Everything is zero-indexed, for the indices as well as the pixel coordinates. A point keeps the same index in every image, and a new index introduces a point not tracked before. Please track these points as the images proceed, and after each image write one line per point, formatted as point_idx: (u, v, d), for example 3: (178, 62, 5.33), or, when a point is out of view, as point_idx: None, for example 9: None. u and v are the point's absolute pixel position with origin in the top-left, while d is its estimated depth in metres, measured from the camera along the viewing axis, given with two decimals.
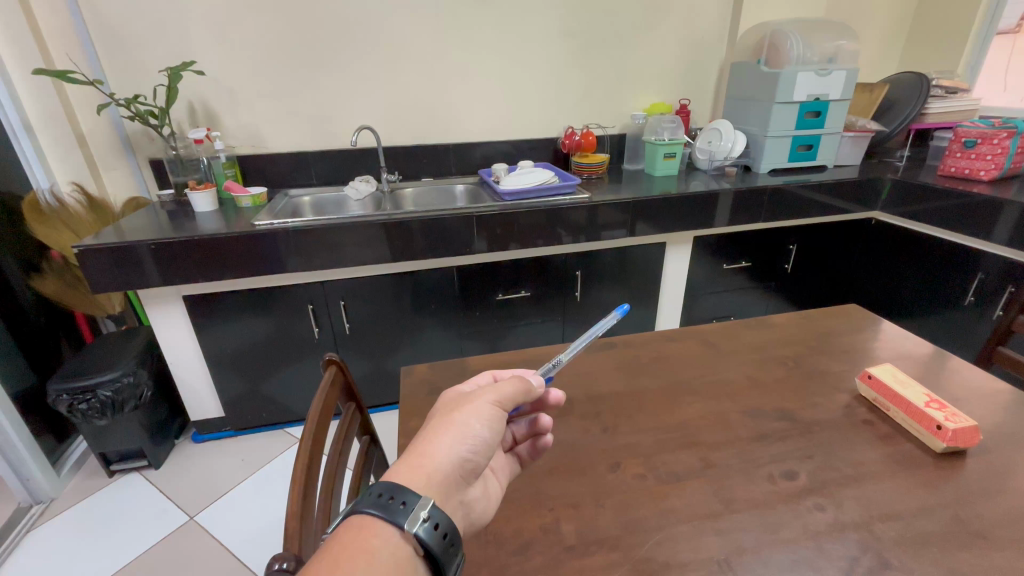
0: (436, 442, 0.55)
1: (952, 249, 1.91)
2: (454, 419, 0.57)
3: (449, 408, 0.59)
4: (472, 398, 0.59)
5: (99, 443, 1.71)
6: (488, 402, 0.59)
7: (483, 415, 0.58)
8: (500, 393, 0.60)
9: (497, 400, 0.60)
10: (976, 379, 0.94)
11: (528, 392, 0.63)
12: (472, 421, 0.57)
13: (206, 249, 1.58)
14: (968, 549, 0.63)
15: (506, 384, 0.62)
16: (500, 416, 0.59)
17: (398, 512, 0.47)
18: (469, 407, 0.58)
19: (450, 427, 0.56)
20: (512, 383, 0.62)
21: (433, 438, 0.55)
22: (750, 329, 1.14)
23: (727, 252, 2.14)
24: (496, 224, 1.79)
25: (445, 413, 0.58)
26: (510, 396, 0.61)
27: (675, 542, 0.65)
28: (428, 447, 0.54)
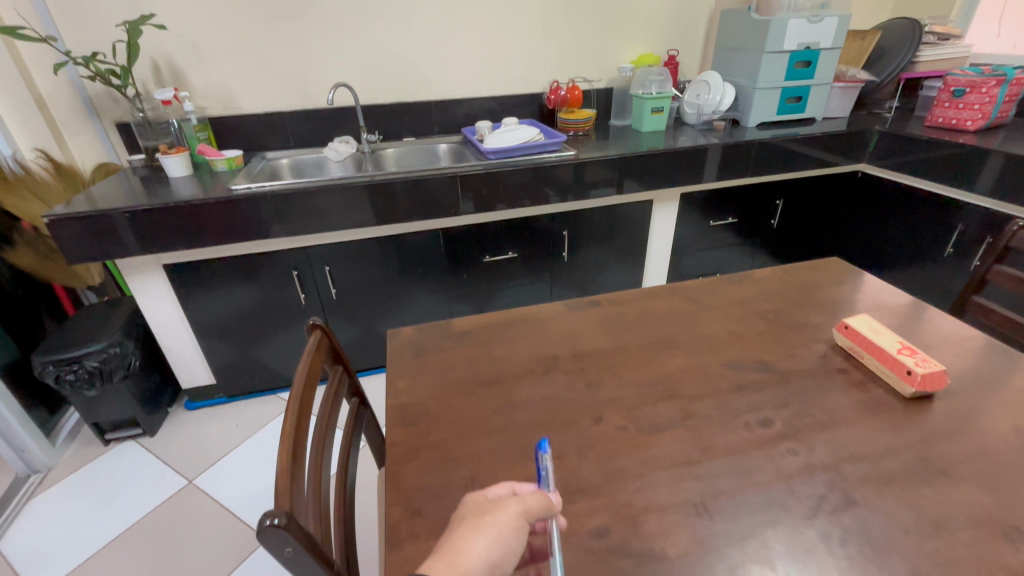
0: (469, 540, 0.52)
1: (935, 201, 1.93)
2: (486, 521, 0.54)
3: (479, 507, 0.56)
4: (501, 502, 0.56)
5: (93, 413, 1.71)
6: (518, 511, 0.56)
7: (513, 522, 0.55)
8: (528, 503, 0.57)
9: (524, 510, 0.56)
10: (948, 327, 0.97)
11: (553, 507, 0.59)
12: (503, 527, 0.54)
13: (183, 215, 1.53)
14: (930, 486, 0.66)
15: (535, 495, 0.58)
16: (525, 528, 0.55)
17: None
18: (500, 515, 0.55)
19: (485, 529, 0.53)
20: (539, 494, 0.58)
21: (468, 535, 0.52)
22: (732, 284, 1.16)
23: (714, 209, 2.13)
24: (482, 186, 1.76)
25: (476, 512, 0.56)
26: (539, 509, 0.57)
27: (655, 488, 0.68)
28: (463, 545, 0.51)
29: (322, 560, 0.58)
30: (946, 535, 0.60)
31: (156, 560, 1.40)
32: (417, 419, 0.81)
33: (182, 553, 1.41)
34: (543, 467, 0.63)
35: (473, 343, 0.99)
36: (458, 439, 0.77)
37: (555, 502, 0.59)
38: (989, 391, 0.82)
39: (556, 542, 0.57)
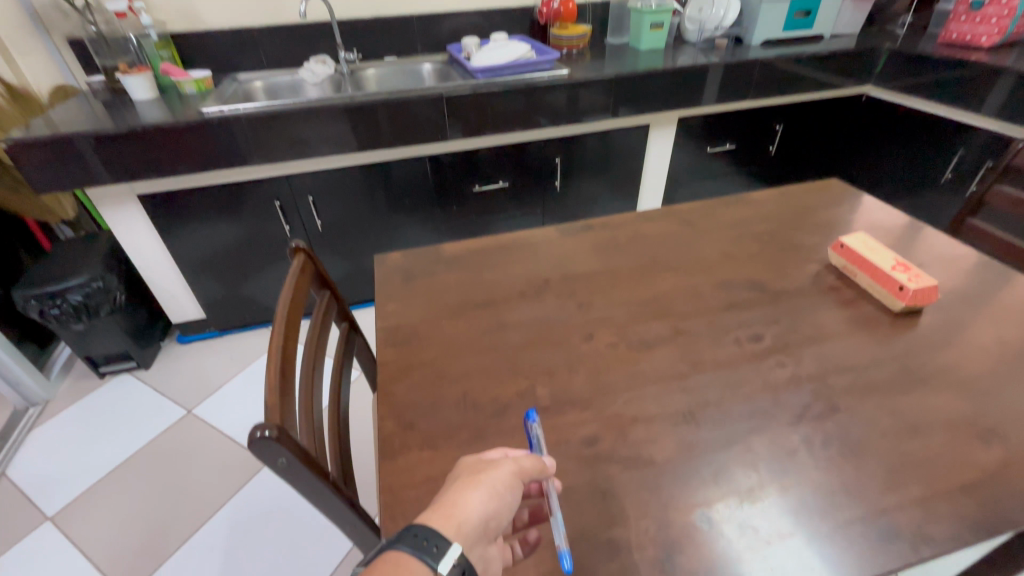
0: (464, 493, 0.48)
1: (940, 124, 1.86)
2: (480, 477, 0.49)
3: (472, 465, 0.51)
4: (494, 461, 0.51)
5: (84, 347, 1.70)
6: (512, 470, 0.51)
7: (506, 480, 0.50)
8: (522, 463, 0.52)
9: (518, 469, 0.51)
10: (943, 246, 0.96)
11: (546, 470, 0.54)
12: (499, 484, 0.49)
13: (152, 141, 1.44)
14: (911, 393, 0.68)
15: (529, 456, 0.53)
16: (520, 489, 0.50)
17: (428, 553, 0.42)
18: (494, 471, 0.50)
19: (480, 484, 0.48)
20: (532, 456, 0.54)
21: (461, 490, 0.48)
22: (729, 206, 1.13)
23: (712, 135, 2.05)
24: (470, 109, 1.66)
25: (470, 469, 0.51)
26: (532, 470, 0.52)
27: (644, 400, 0.69)
28: (457, 497, 0.47)
29: (317, 471, 0.59)
30: (923, 438, 0.63)
31: (162, 484, 1.44)
32: (408, 340, 0.80)
33: (187, 478, 1.46)
34: (532, 435, 0.59)
35: (463, 267, 0.96)
36: (449, 358, 0.76)
37: (550, 465, 0.55)
38: (977, 306, 0.82)
39: (552, 504, 0.54)
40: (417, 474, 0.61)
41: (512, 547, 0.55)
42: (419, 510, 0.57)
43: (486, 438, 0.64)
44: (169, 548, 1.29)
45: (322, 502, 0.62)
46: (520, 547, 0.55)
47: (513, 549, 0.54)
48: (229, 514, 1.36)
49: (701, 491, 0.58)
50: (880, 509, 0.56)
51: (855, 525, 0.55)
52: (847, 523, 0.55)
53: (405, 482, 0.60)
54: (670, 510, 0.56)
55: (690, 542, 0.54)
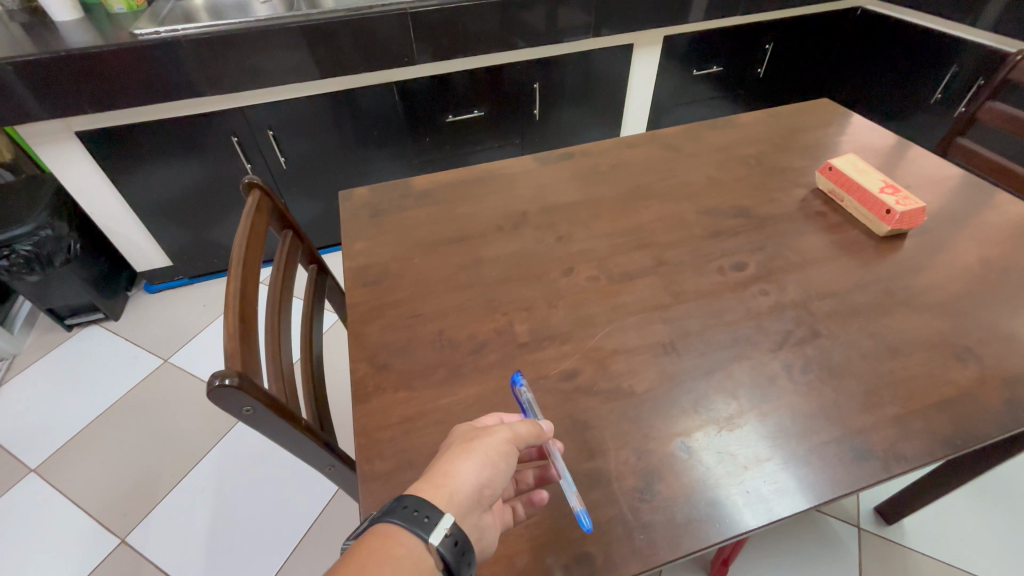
0: (455, 462, 0.45)
1: (935, 39, 1.77)
2: (472, 445, 0.46)
3: (466, 432, 0.49)
4: (489, 427, 0.48)
5: (43, 299, 1.61)
6: (507, 437, 0.48)
7: (500, 449, 0.47)
8: (517, 429, 0.48)
9: (514, 436, 0.48)
10: (932, 166, 0.93)
11: (544, 435, 0.51)
12: (491, 453, 0.46)
13: (82, 69, 1.28)
14: (891, 315, 0.68)
15: (526, 421, 0.50)
16: (515, 456, 0.48)
17: (418, 524, 0.41)
18: (488, 438, 0.47)
19: (471, 453, 0.46)
20: (529, 421, 0.50)
21: (453, 460, 0.45)
22: (715, 129, 1.07)
23: (699, 55, 1.92)
24: (439, 29, 1.51)
25: (463, 436, 0.48)
26: (529, 436, 0.49)
27: (624, 332, 0.67)
28: (448, 466, 0.45)
29: (287, 417, 0.57)
30: (901, 358, 0.63)
31: (145, 433, 1.43)
32: (379, 279, 0.76)
33: (171, 425, 1.45)
34: (523, 400, 0.55)
35: (435, 202, 0.90)
36: (423, 297, 0.73)
37: (548, 428, 0.52)
38: (961, 226, 0.81)
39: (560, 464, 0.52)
40: (392, 415, 0.59)
41: (513, 508, 0.51)
42: (395, 450, 0.56)
43: (463, 376, 0.62)
44: (159, 493, 1.29)
45: (296, 446, 0.60)
46: (524, 507, 0.51)
47: (517, 510, 0.51)
48: (217, 458, 1.36)
49: (681, 421, 0.58)
50: (856, 430, 0.56)
51: (830, 446, 0.55)
52: (822, 445, 0.55)
53: (380, 423, 0.58)
54: (650, 440, 0.56)
55: (669, 470, 0.54)
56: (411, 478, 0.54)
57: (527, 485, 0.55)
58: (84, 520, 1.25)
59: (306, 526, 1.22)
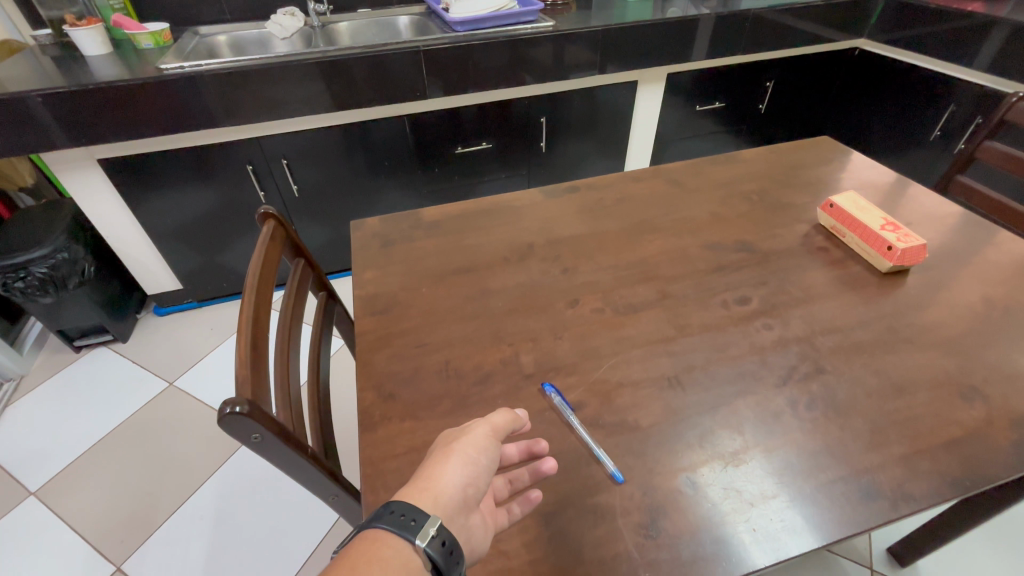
0: (435, 464, 0.46)
1: (930, 78, 1.82)
2: (453, 447, 0.47)
3: (446, 436, 0.50)
4: (466, 426, 0.50)
5: (54, 322, 1.63)
6: (486, 431, 0.50)
7: (481, 443, 0.49)
8: (493, 421, 0.51)
9: (493, 429, 0.50)
10: (932, 204, 0.95)
11: (520, 420, 0.53)
12: (471, 449, 0.48)
13: (108, 101, 1.34)
14: (895, 352, 0.68)
15: (502, 411, 0.52)
16: (495, 447, 0.49)
17: (405, 527, 0.40)
18: (467, 437, 0.48)
19: (452, 454, 0.47)
20: (505, 410, 0.52)
21: (435, 464, 0.46)
22: (717, 165, 1.09)
23: (702, 91, 1.98)
24: (450, 66, 1.57)
25: (444, 441, 0.49)
26: (507, 425, 0.51)
27: (629, 365, 0.67)
28: (430, 468, 0.45)
29: (294, 445, 0.57)
30: (907, 397, 0.63)
31: (145, 457, 1.43)
32: (387, 308, 0.77)
33: (172, 450, 1.44)
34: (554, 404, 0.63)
35: (444, 232, 0.93)
36: (431, 326, 0.74)
37: (523, 415, 0.54)
38: (962, 264, 0.82)
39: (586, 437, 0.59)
40: (398, 445, 0.59)
41: (509, 510, 0.51)
42: (400, 481, 0.56)
43: (469, 407, 0.63)
44: (156, 520, 1.28)
45: (302, 474, 0.60)
46: (521, 506, 0.51)
47: (512, 510, 0.51)
48: (216, 484, 1.35)
49: (687, 456, 0.57)
50: (864, 469, 0.56)
51: (837, 485, 0.55)
52: (830, 483, 0.55)
53: (386, 453, 0.58)
54: (655, 475, 0.56)
55: (674, 506, 0.53)
56: None
57: (523, 483, 0.54)
58: (80, 546, 1.23)
59: (304, 556, 1.20)
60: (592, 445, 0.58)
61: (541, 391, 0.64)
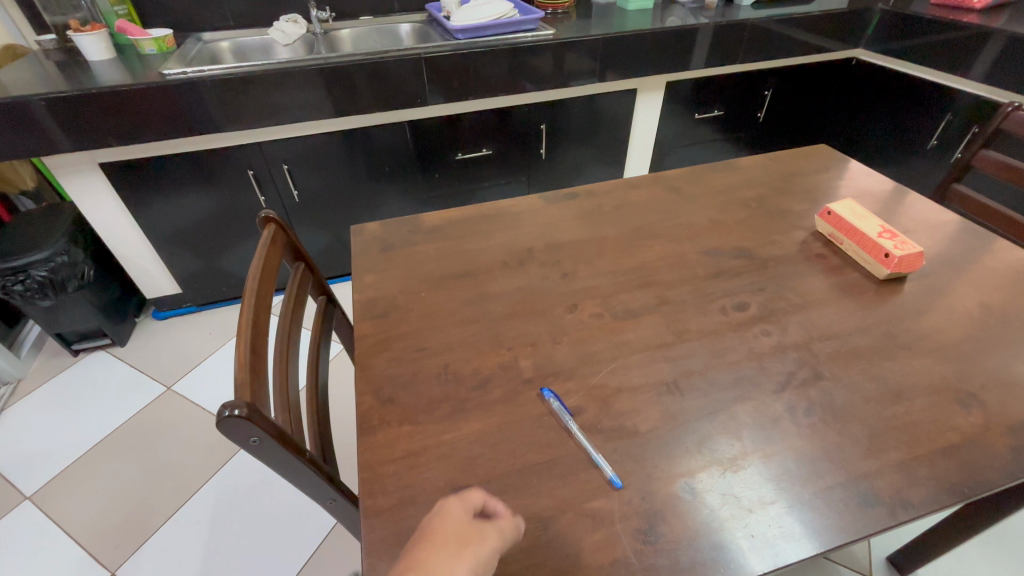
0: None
1: (927, 88, 1.83)
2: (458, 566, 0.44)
3: (454, 537, 0.45)
4: (478, 537, 0.46)
5: (52, 325, 1.63)
6: (494, 548, 0.46)
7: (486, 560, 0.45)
8: (504, 537, 0.48)
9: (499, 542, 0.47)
10: (929, 212, 0.95)
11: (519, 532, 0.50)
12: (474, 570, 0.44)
13: (111, 106, 1.34)
14: (893, 358, 0.68)
15: (511, 520, 0.49)
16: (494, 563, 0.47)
17: None
18: (477, 556, 0.45)
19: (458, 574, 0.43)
20: (515, 522, 0.49)
21: None
22: (716, 172, 1.10)
23: (701, 99, 1.99)
24: (451, 73, 1.58)
25: (449, 547, 0.45)
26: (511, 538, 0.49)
27: (628, 370, 0.68)
28: None
29: (292, 448, 0.57)
30: (905, 403, 0.63)
31: (141, 462, 1.42)
32: (387, 312, 0.77)
33: (169, 455, 1.43)
34: (553, 409, 0.63)
35: (444, 237, 0.93)
36: (430, 331, 0.74)
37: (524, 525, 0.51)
38: (960, 272, 0.82)
39: (586, 442, 0.59)
40: (396, 449, 0.59)
41: None
42: (398, 485, 0.56)
43: (468, 411, 0.63)
44: (152, 525, 1.27)
45: (301, 479, 0.60)
46: None
47: None
48: (212, 489, 1.34)
49: (686, 461, 0.57)
50: (863, 474, 0.56)
51: (836, 491, 0.55)
52: (828, 489, 0.55)
53: (384, 457, 0.58)
54: (654, 480, 0.56)
55: (673, 511, 0.53)
56: (414, 515, 0.53)
57: None
58: (74, 552, 1.22)
59: (301, 562, 1.19)
60: (591, 450, 0.58)
61: (541, 396, 0.64)
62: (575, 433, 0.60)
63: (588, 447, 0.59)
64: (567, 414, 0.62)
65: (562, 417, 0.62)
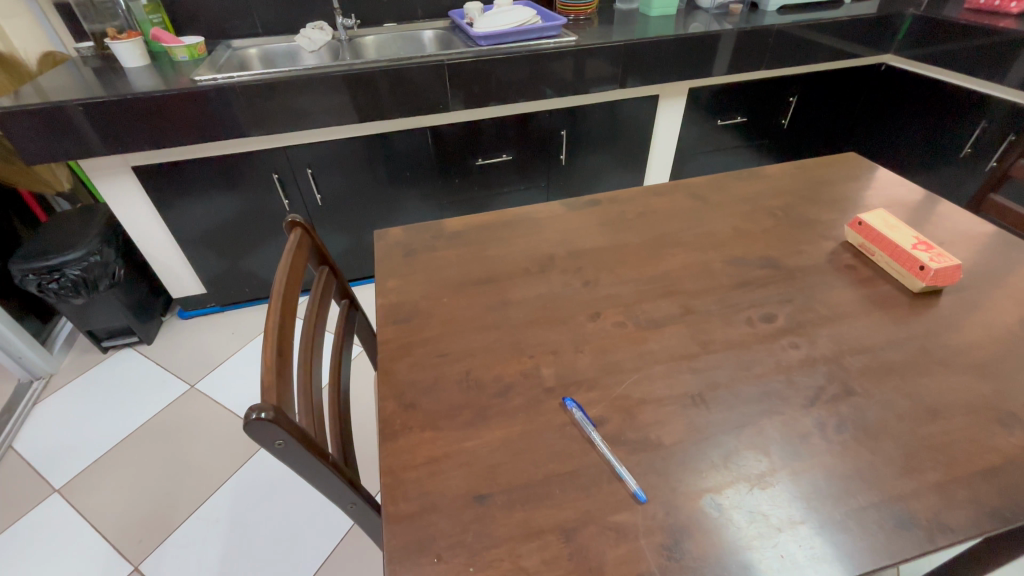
0: None
1: (960, 94, 1.78)
2: None
3: None
4: None
5: (83, 322, 1.68)
6: None
7: None
8: None
9: None
10: (964, 223, 0.92)
11: None
12: None
13: (144, 111, 1.38)
14: (929, 375, 0.66)
15: None
16: None
17: None
18: None
19: None
20: None
21: None
22: (741, 180, 1.08)
23: (723, 106, 1.97)
24: (472, 79, 1.59)
25: None
26: None
27: (651, 380, 0.67)
28: None
29: (315, 452, 0.57)
30: (942, 422, 0.60)
31: (164, 459, 1.45)
32: (409, 317, 0.78)
33: (190, 453, 1.46)
34: (574, 419, 0.63)
35: (465, 243, 0.93)
36: (451, 336, 0.74)
37: None
38: (998, 285, 0.79)
39: (609, 455, 0.59)
40: (418, 455, 0.59)
41: None
42: (419, 491, 0.56)
43: (489, 419, 0.63)
44: (174, 521, 1.29)
45: (323, 483, 0.61)
46: None
47: None
48: (232, 487, 1.36)
49: (711, 475, 0.56)
50: (897, 495, 0.54)
51: (869, 512, 0.53)
52: (861, 509, 0.53)
53: (406, 463, 0.58)
54: (678, 494, 0.55)
55: (699, 528, 0.52)
56: (436, 522, 0.53)
57: None
58: (100, 544, 1.25)
59: (317, 563, 1.19)
60: (614, 462, 0.58)
61: (563, 405, 0.64)
62: (597, 445, 0.60)
63: (611, 460, 0.58)
64: (589, 426, 0.61)
65: (584, 429, 0.61)
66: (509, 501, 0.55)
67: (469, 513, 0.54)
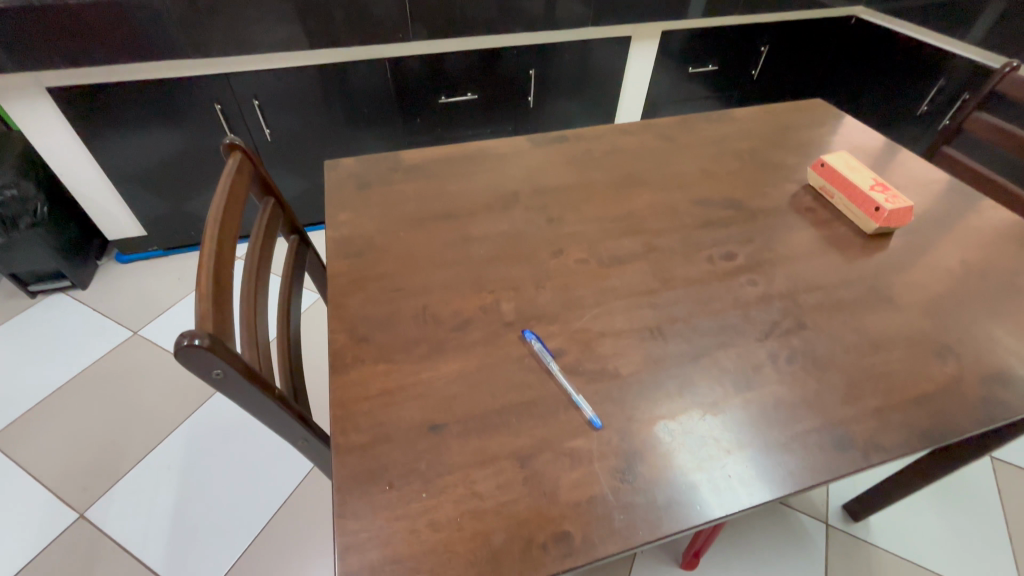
0: None
1: (923, 50, 1.79)
2: None
3: None
4: None
5: (6, 265, 1.53)
6: None
7: None
8: None
9: None
10: (920, 170, 0.94)
11: None
12: None
13: (57, 22, 1.22)
14: (876, 311, 0.68)
15: None
16: None
17: None
18: None
19: None
20: None
21: None
22: (710, 122, 1.06)
23: (696, 53, 1.92)
24: (435, 5, 1.47)
25: None
26: None
27: (611, 315, 0.66)
28: None
29: (260, 386, 0.54)
30: (884, 353, 0.63)
31: (107, 406, 1.38)
32: (363, 251, 0.73)
33: (136, 400, 1.39)
34: (533, 351, 0.61)
35: (424, 177, 0.88)
36: (407, 271, 0.71)
37: None
38: (945, 229, 0.82)
39: (567, 386, 0.58)
40: (370, 388, 0.57)
41: None
42: (372, 423, 0.54)
43: (446, 352, 0.61)
44: (122, 467, 1.25)
45: (269, 418, 0.58)
46: None
47: None
48: (185, 434, 1.31)
49: (666, 404, 0.57)
50: (838, 421, 0.56)
51: (812, 435, 0.55)
52: (805, 433, 0.55)
53: (357, 395, 0.56)
54: (634, 422, 0.55)
55: (652, 452, 0.53)
56: (389, 452, 0.52)
57: None
58: (40, 494, 1.19)
59: (275, 504, 1.19)
60: (572, 391, 0.57)
61: (522, 338, 0.63)
62: (555, 376, 0.59)
63: (568, 391, 0.57)
64: (548, 359, 0.60)
65: (543, 362, 0.60)
66: (464, 431, 0.54)
67: (424, 443, 0.52)
